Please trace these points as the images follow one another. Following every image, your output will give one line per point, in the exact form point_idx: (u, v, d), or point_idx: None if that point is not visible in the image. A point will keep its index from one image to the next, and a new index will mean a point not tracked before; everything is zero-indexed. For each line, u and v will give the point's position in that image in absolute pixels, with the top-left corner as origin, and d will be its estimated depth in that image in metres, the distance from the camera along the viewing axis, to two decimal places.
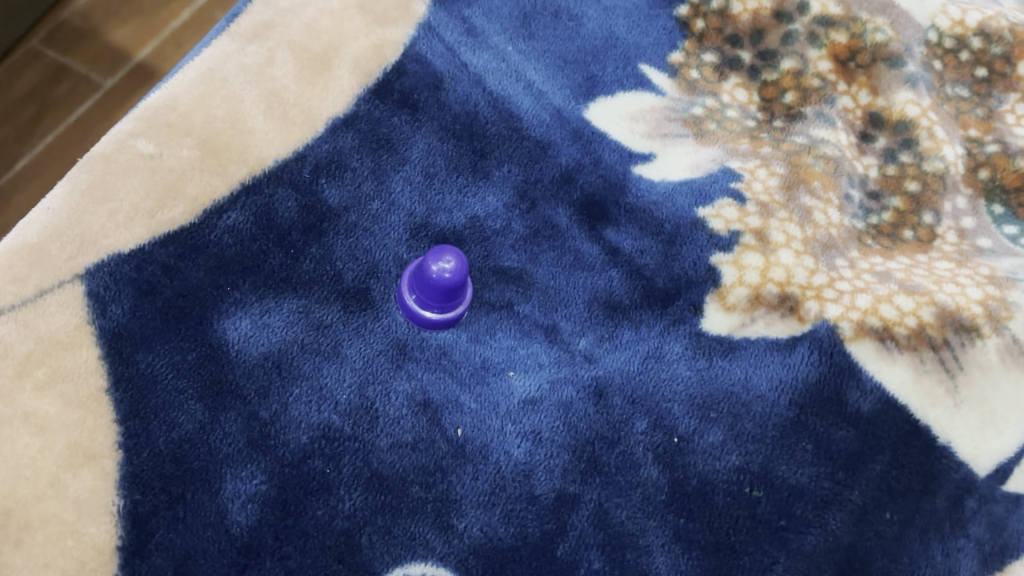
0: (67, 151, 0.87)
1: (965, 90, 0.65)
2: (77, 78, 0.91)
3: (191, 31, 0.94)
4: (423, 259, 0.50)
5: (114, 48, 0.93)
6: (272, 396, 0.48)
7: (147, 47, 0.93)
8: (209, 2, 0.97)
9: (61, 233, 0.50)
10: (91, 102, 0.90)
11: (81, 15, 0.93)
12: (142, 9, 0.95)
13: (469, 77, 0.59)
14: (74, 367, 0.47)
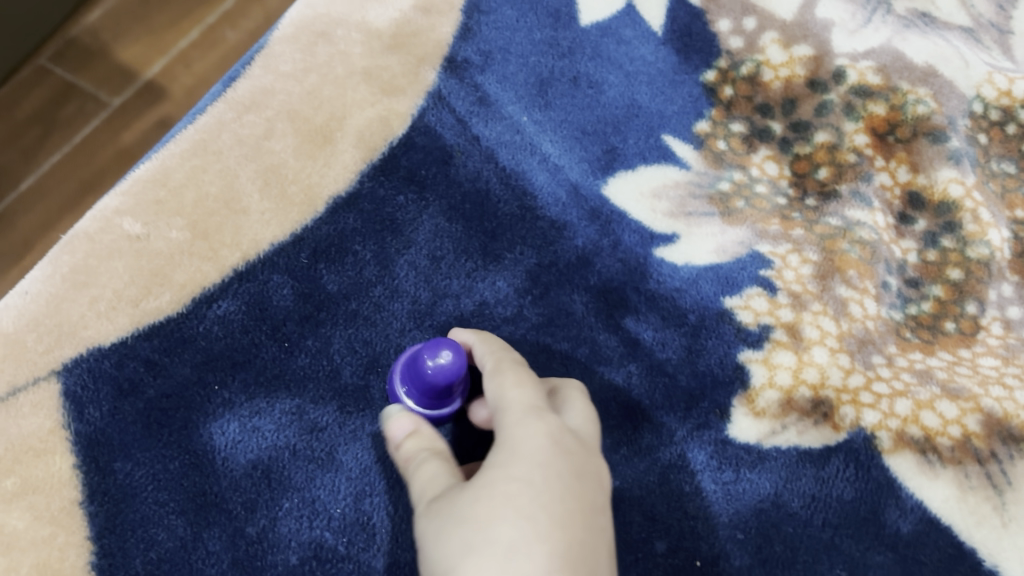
0: (72, 175, 0.81)
1: (1011, 166, 0.59)
2: (83, 97, 0.84)
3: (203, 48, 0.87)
4: (419, 350, 0.45)
5: (123, 65, 0.85)
6: (259, 511, 0.44)
7: (157, 65, 0.86)
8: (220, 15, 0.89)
9: (38, 322, 0.47)
10: (97, 124, 0.83)
11: (88, 29, 0.86)
12: (153, 24, 0.87)
13: (480, 151, 0.56)
14: (45, 478, 0.43)
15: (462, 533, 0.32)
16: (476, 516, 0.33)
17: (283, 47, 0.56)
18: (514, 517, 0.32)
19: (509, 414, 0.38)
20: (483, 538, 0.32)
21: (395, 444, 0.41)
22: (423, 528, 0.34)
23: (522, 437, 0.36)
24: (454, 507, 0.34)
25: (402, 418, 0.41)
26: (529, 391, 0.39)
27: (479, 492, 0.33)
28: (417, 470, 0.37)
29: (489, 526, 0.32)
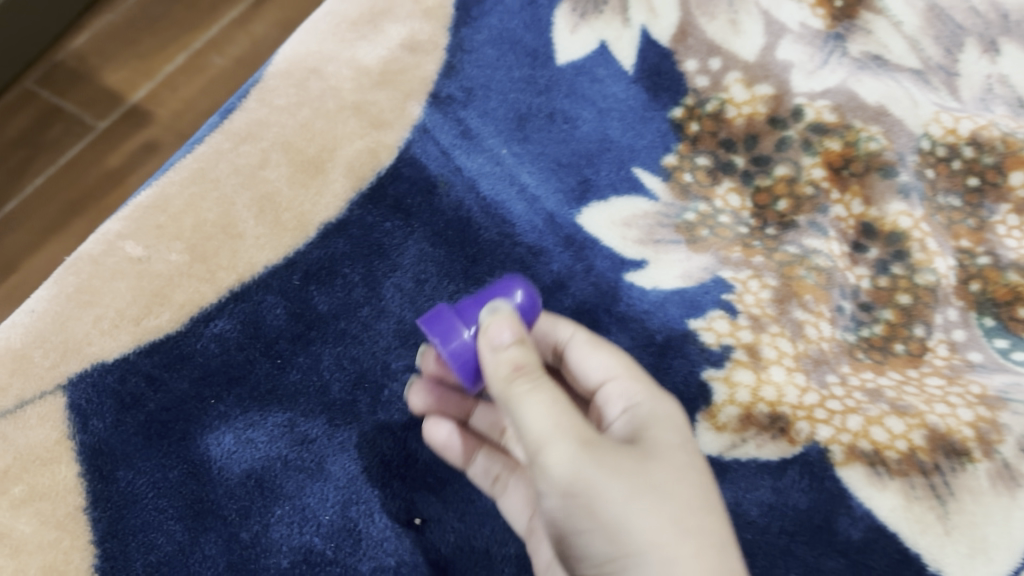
0: (55, 195, 0.83)
1: (956, 199, 0.62)
2: (71, 120, 0.87)
3: (185, 70, 0.90)
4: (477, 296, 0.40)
5: (111, 90, 0.89)
6: (252, 517, 0.47)
7: (143, 90, 0.89)
8: (205, 44, 0.92)
9: (46, 339, 0.50)
10: (83, 144, 0.86)
11: (76, 57, 0.90)
12: (140, 53, 0.91)
13: (462, 182, 0.59)
14: (50, 485, 0.46)
15: (665, 510, 0.34)
16: (681, 498, 0.35)
17: (277, 82, 0.60)
18: (709, 513, 0.36)
19: (628, 380, 0.41)
20: (684, 524, 0.34)
21: (488, 341, 0.36)
22: (600, 472, 0.34)
23: (674, 416, 0.39)
24: (645, 474, 0.35)
25: (505, 319, 0.36)
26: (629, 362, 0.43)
27: (672, 475, 0.35)
28: (545, 391, 0.35)
29: (691, 516, 0.35)
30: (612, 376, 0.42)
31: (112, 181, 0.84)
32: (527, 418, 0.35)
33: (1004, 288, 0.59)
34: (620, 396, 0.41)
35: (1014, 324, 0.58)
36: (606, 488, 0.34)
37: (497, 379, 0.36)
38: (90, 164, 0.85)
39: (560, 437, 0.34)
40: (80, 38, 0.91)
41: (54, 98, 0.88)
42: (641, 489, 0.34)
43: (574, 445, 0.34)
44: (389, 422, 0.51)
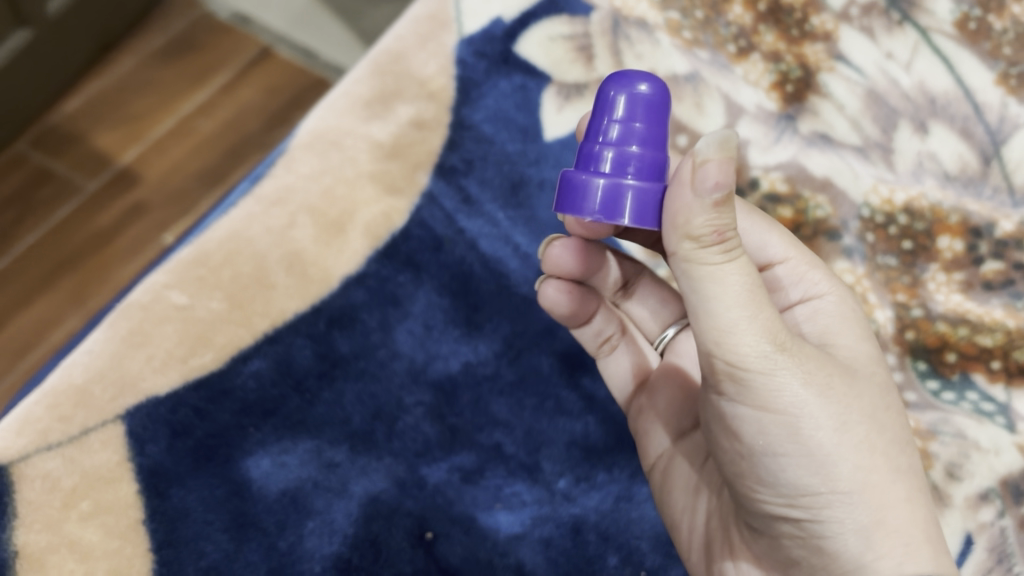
0: (45, 249, 1.03)
1: (893, 259, 0.69)
2: (62, 180, 1.08)
3: (173, 139, 1.12)
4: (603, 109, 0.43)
5: (98, 152, 1.10)
6: (288, 529, 0.55)
7: (129, 152, 1.11)
8: (191, 112, 1.14)
9: (103, 375, 0.57)
10: (73, 203, 1.07)
11: (67, 122, 1.12)
12: (126, 120, 1.13)
13: (464, 241, 0.68)
14: (115, 500, 0.53)
15: (860, 438, 0.42)
16: (868, 434, 0.43)
17: (301, 153, 0.68)
18: (891, 443, 0.44)
19: (806, 266, 0.52)
20: (880, 455, 0.43)
21: (690, 182, 0.38)
22: (806, 401, 0.41)
23: (852, 318, 0.50)
24: (841, 407, 0.42)
25: (723, 159, 0.37)
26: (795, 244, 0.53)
27: (865, 409, 0.43)
28: (768, 317, 0.40)
29: (881, 447, 0.43)
30: (783, 260, 0.52)
31: (100, 241, 1.04)
32: (742, 329, 0.39)
33: (933, 336, 0.67)
34: (791, 283, 0.52)
35: (944, 367, 0.66)
36: (812, 418, 0.41)
37: (688, 237, 0.39)
38: (81, 223, 1.05)
39: (782, 362, 0.40)
40: (73, 104, 1.13)
41: (52, 159, 1.09)
42: (838, 419, 0.42)
43: (790, 382, 0.41)
44: (404, 450, 0.59)
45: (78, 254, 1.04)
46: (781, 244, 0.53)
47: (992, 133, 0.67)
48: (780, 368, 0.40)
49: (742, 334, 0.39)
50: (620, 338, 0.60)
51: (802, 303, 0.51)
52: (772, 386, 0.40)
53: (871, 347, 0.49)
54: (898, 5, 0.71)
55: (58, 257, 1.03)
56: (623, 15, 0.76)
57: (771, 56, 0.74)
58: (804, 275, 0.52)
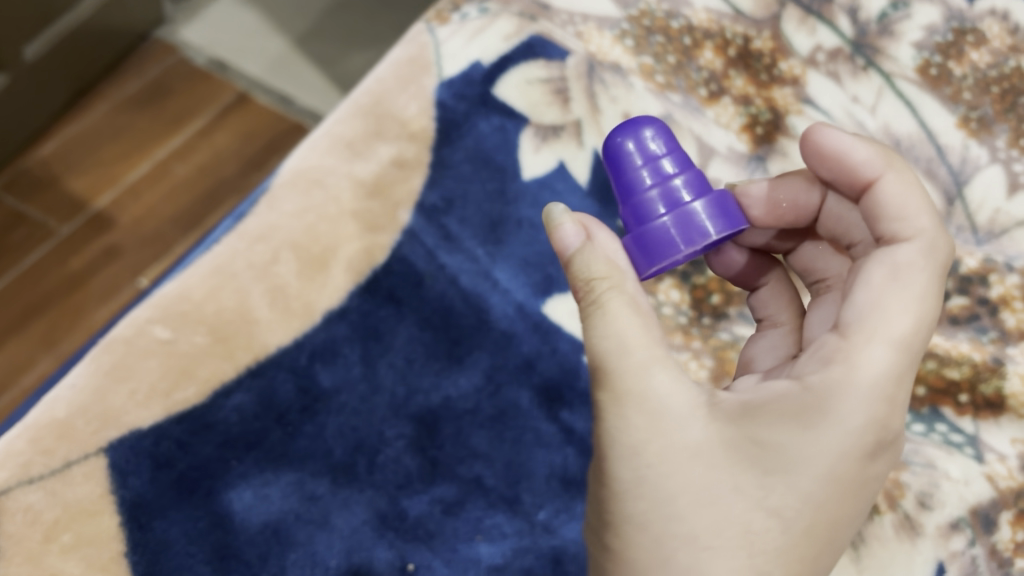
0: (18, 294, 1.04)
1: None
2: (36, 225, 1.09)
3: (148, 183, 1.13)
4: (623, 157, 0.48)
5: (74, 197, 1.11)
6: (270, 561, 0.56)
7: (104, 197, 1.11)
8: (167, 156, 1.15)
9: (87, 410, 0.58)
10: (46, 247, 1.08)
11: (41, 165, 1.13)
12: (100, 164, 1.14)
13: (444, 276, 0.69)
14: (97, 533, 0.54)
15: (679, 526, 0.41)
16: (696, 528, 0.40)
17: (284, 192, 0.70)
18: (715, 549, 0.40)
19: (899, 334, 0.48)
20: (651, 534, 0.41)
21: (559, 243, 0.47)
22: (612, 459, 0.42)
23: (819, 424, 0.41)
24: (666, 489, 0.41)
25: (569, 225, 0.46)
26: (880, 334, 0.43)
27: (699, 502, 0.41)
28: (622, 364, 0.42)
29: (655, 532, 0.41)
30: (841, 334, 0.44)
31: (72, 284, 1.05)
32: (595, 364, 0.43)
33: None
34: (822, 357, 0.44)
35: (913, 400, 0.65)
36: (611, 477, 0.42)
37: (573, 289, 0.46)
38: (53, 266, 1.06)
39: (611, 411, 0.42)
40: (47, 148, 1.14)
41: (26, 203, 1.10)
42: (648, 498, 0.41)
43: (609, 433, 0.42)
44: (385, 483, 0.60)
45: (49, 298, 1.04)
46: (864, 322, 0.43)
47: (955, 174, 0.72)
48: (606, 416, 0.42)
49: (592, 369, 0.43)
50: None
51: (808, 377, 0.43)
52: (597, 426, 0.43)
53: (828, 450, 0.41)
54: (861, 51, 0.76)
55: (30, 300, 1.04)
56: (598, 59, 0.78)
57: (741, 100, 0.77)
58: (836, 353, 0.43)
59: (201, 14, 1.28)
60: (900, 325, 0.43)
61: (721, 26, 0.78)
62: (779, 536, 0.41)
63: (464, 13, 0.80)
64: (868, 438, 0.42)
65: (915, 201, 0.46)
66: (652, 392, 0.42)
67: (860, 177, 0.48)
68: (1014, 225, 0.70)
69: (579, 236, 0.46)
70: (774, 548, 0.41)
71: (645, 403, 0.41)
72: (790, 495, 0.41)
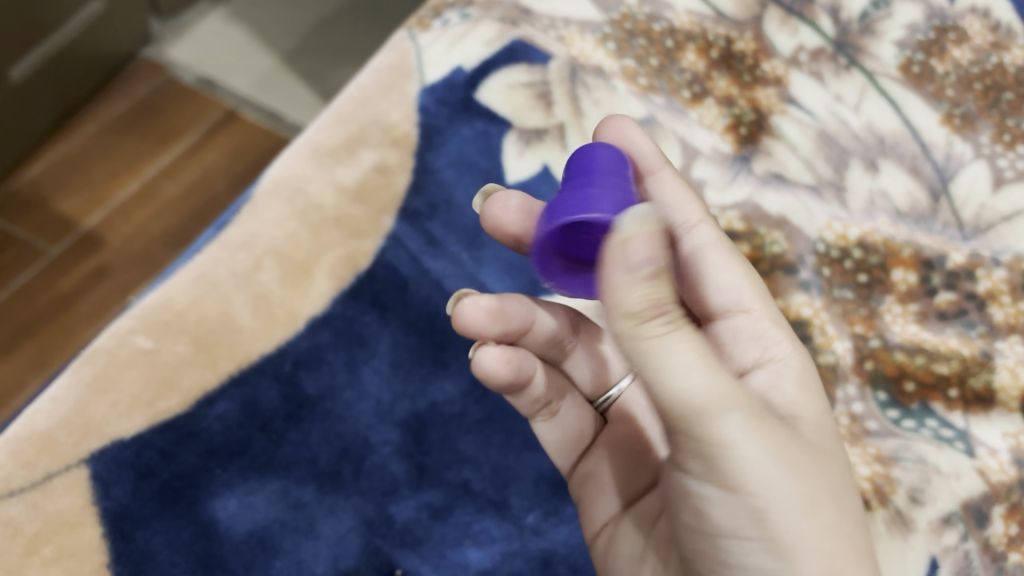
0: (10, 314, 1.03)
1: (849, 292, 0.68)
2: (26, 246, 1.08)
3: (137, 202, 1.13)
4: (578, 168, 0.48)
5: (62, 218, 1.10)
6: (255, 569, 0.56)
7: (93, 217, 1.11)
8: (155, 174, 1.15)
9: (68, 421, 0.57)
10: (37, 267, 1.06)
11: (30, 186, 1.12)
12: (88, 183, 1.13)
13: (429, 281, 0.69)
14: (78, 546, 0.54)
15: (846, 516, 0.43)
16: (851, 513, 0.44)
17: (266, 200, 0.69)
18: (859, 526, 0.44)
19: (765, 322, 0.53)
20: (842, 538, 0.42)
21: (621, 257, 0.38)
22: (778, 486, 0.41)
23: (811, 384, 0.51)
24: (825, 491, 0.43)
25: (648, 235, 0.38)
26: (764, 299, 0.54)
27: (837, 496, 0.43)
28: (731, 395, 0.41)
29: (847, 533, 0.42)
30: (744, 309, 0.54)
31: (62, 305, 1.04)
32: (700, 410, 0.40)
33: (893, 365, 0.65)
34: (754, 336, 0.53)
35: (903, 396, 0.64)
36: (790, 508, 0.41)
37: (627, 317, 0.40)
38: (43, 287, 1.05)
39: (743, 442, 0.40)
40: (35, 170, 1.13)
41: (15, 224, 1.09)
42: (824, 504, 0.42)
43: (767, 461, 0.41)
44: (372, 489, 0.60)
45: (39, 319, 1.03)
46: (747, 301, 0.54)
47: (940, 170, 0.72)
48: (752, 446, 0.40)
49: (698, 421, 0.40)
50: (561, 403, 0.57)
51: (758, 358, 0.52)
52: (738, 464, 0.40)
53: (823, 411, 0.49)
54: (844, 50, 0.77)
55: (20, 322, 1.02)
56: (580, 63, 0.77)
57: (724, 101, 0.76)
58: (765, 331, 0.53)
59: (186, 34, 1.29)
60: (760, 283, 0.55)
61: (703, 28, 0.78)
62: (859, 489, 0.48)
63: (446, 19, 0.79)
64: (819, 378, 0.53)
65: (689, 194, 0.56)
66: (759, 410, 0.42)
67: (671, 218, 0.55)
68: (1000, 220, 0.70)
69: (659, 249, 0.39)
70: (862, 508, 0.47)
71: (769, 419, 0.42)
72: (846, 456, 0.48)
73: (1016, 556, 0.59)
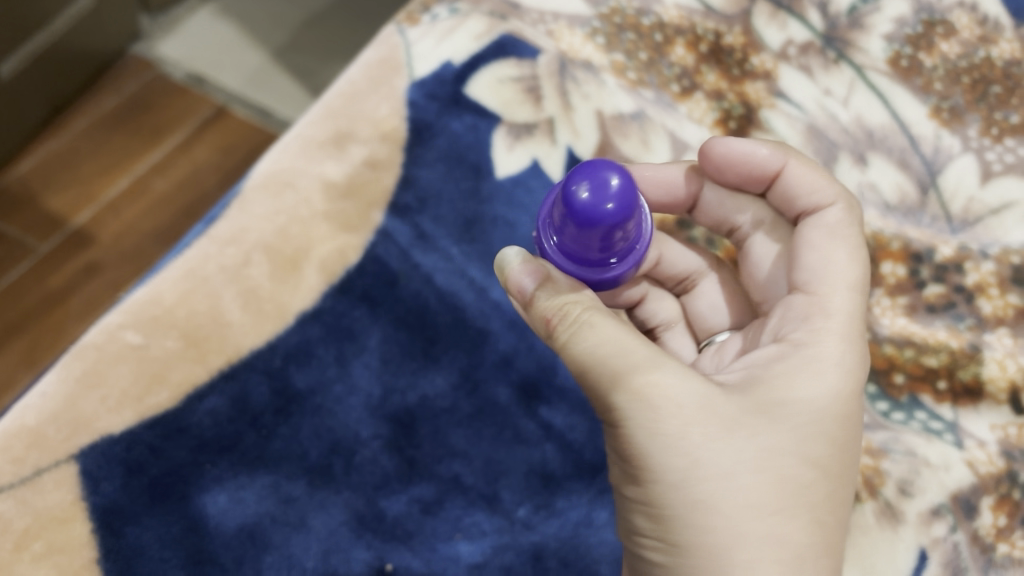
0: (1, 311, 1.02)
1: None
2: (14, 243, 1.07)
3: (127, 199, 1.12)
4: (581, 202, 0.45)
5: (52, 214, 1.10)
6: (246, 564, 0.56)
7: (82, 214, 1.10)
8: (146, 171, 1.15)
9: (57, 417, 0.57)
10: (26, 266, 1.06)
11: (19, 183, 1.11)
12: (77, 180, 1.12)
13: (419, 275, 0.69)
14: (67, 541, 0.54)
15: (746, 500, 0.41)
16: (758, 495, 0.41)
17: (255, 195, 0.69)
18: (778, 516, 0.42)
19: (827, 302, 0.48)
20: (737, 512, 0.41)
21: (515, 297, 0.49)
22: (667, 452, 0.41)
23: (822, 373, 0.46)
24: (719, 468, 0.41)
25: (527, 267, 0.49)
26: (843, 284, 0.49)
27: (751, 474, 0.41)
28: (638, 367, 0.43)
29: (746, 505, 0.41)
30: (809, 291, 0.50)
31: (52, 302, 1.04)
32: (604, 376, 0.43)
33: (882, 358, 0.65)
34: (795, 317, 0.49)
35: (893, 389, 0.64)
36: (663, 477, 0.42)
37: (542, 334, 0.48)
38: (33, 284, 1.05)
39: (632, 406, 0.42)
40: (24, 166, 1.13)
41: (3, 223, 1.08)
42: (709, 481, 0.41)
43: (643, 427, 0.42)
44: (363, 483, 0.60)
45: (28, 316, 1.02)
46: (820, 279, 0.49)
47: (928, 164, 0.72)
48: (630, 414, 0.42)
49: (589, 376, 0.44)
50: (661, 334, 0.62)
51: (792, 337, 0.48)
52: (621, 429, 0.43)
53: (830, 393, 0.45)
54: (833, 44, 0.76)
55: (9, 320, 1.02)
56: (569, 58, 0.77)
57: (714, 95, 0.76)
58: (813, 315, 0.48)
59: (177, 29, 1.28)
60: (850, 272, 0.49)
61: (691, 23, 0.77)
62: (823, 485, 0.44)
63: (435, 13, 0.79)
64: (855, 375, 0.46)
65: (820, 176, 0.53)
66: (672, 383, 0.42)
67: (796, 206, 0.54)
68: (989, 214, 0.70)
69: (539, 276, 0.48)
70: (821, 496, 0.43)
71: (681, 393, 0.42)
72: (822, 445, 0.44)
73: (1005, 547, 0.59)
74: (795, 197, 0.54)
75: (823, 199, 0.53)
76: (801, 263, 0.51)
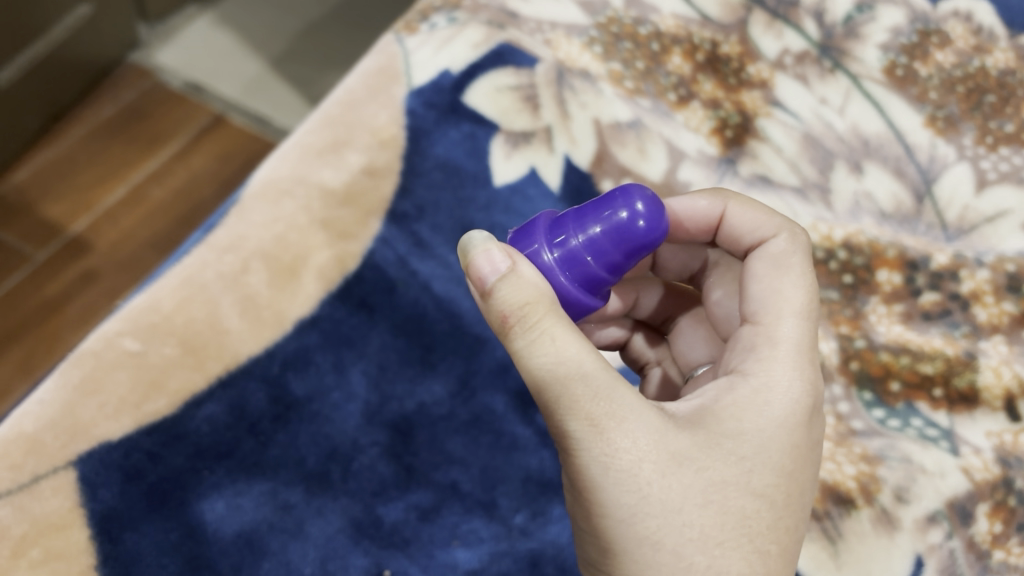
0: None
1: (835, 292, 0.68)
2: (12, 251, 1.07)
3: (126, 207, 1.12)
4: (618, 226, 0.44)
5: (49, 222, 1.10)
6: (243, 570, 0.57)
7: (79, 222, 1.10)
8: (144, 179, 1.15)
9: (55, 423, 0.57)
10: (23, 273, 1.06)
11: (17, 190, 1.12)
12: (75, 188, 1.13)
13: (417, 282, 0.69)
14: (65, 548, 0.54)
15: (691, 532, 0.41)
16: (703, 527, 0.41)
17: (254, 202, 0.69)
18: (721, 548, 0.41)
19: (771, 331, 0.47)
20: (682, 545, 0.41)
21: (479, 279, 0.43)
22: (614, 491, 0.41)
23: (768, 404, 0.44)
24: (666, 503, 0.41)
25: (496, 250, 0.43)
26: (787, 312, 0.47)
27: (697, 507, 0.41)
28: (586, 399, 0.41)
29: (689, 538, 0.41)
30: (754, 322, 0.48)
31: (50, 310, 1.04)
32: (555, 402, 0.41)
33: (878, 365, 0.65)
34: (744, 348, 0.48)
35: (889, 396, 0.64)
36: (608, 510, 0.41)
37: (496, 326, 0.43)
38: (30, 292, 1.05)
39: (581, 443, 0.41)
40: (21, 174, 1.13)
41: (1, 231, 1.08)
42: (655, 515, 0.41)
43: (591, 465, 0.41)
44: (360, 490, 0.60)
45: (26, 324, 1.02)
46: (769, 306, 0.48)
47: (923, 172, 0.72)
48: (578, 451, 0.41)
49: (544, 407, 0.42)
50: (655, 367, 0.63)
51: (741, 367, 0.47)
52: (571, 462, 0.42)
53: (774, 421, 0.44)
54: (829, 53, 0.76)
55: (7, 327, 1.02)
56: (567, 66, 0.77)
57: (710, 104, 0.76)
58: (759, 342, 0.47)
59: (175, 38, 1.29)
60: (798, 298, 0.48)
61: (688, 32, 0.78)
62: (768, 514, 0.43)
63: (433, 22, 0.79)
64: (805, 402, 0.45)
65: (759, 213, 0.53)
66: (626, 416, 0.41)
67: (745, 242, 0.53)
68: (983, 222, 0.70)
69: (510, 262, 0.43)
70: (765, 525, 0.43)
71: (628, 429, 0.41)
72: (767, 474, 0.43)
73: (1001, 554, 0.58)
74: (741, 234, 0.53)
75: (767, 233, 0.52)
76: (747, 296, 0.50)
